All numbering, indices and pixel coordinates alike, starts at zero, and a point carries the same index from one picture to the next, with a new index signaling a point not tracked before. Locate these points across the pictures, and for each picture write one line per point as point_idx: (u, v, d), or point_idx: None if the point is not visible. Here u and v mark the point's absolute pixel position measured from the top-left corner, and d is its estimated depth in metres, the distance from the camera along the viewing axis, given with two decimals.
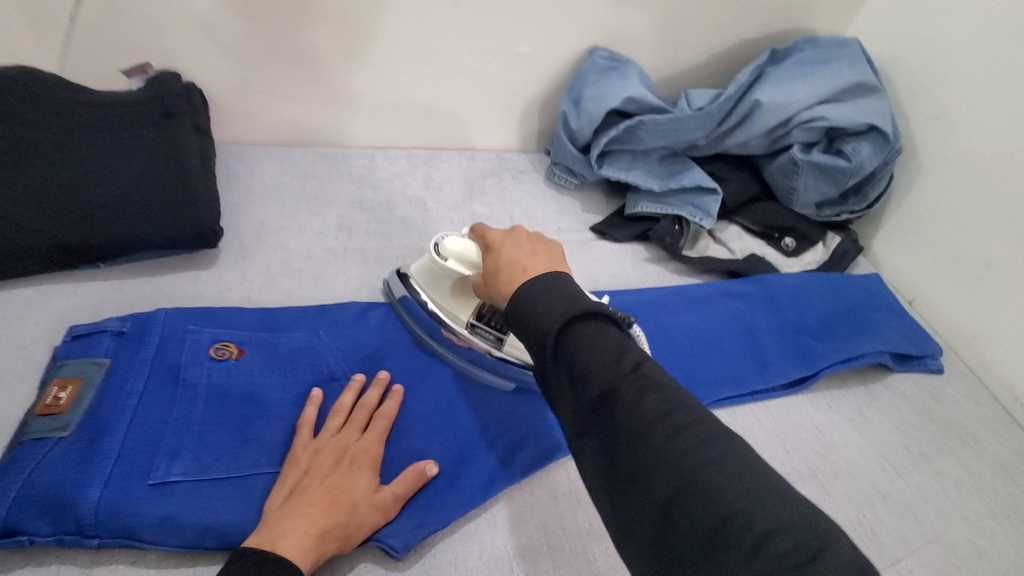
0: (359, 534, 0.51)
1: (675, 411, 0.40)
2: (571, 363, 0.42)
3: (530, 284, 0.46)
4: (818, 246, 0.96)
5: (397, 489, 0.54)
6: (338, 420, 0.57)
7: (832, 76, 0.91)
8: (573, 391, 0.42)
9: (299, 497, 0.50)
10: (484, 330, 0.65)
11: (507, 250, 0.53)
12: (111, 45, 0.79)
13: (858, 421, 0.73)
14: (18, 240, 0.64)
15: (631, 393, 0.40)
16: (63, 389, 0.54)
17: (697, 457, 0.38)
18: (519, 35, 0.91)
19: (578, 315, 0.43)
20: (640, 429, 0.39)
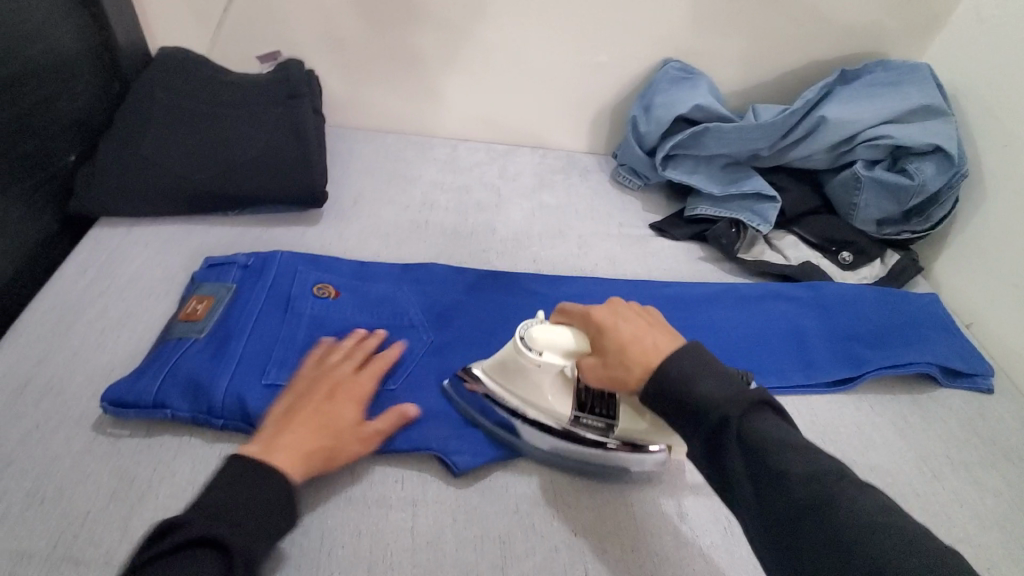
0: (342, 458, 0.56)
1: (870, 508, 0.41)
2: (751, 447, 0.45)
3: (690, 369, 0.48)
4: (876, 262, 0.97)
5: (381, 424, 0.59)
6: (338, 358, 0.62)
7: (900, 98, 0.94)
8: (761, 488, 0.44)
9: (293, 418, 0.55)
10: (589, 421, 0.60)
11: (625, 326, 0.53)
12: (253, 36, 0.94)
13: (899, 426, 0.77)
14: (170, 184, 0.77)
15: (833, 497, 0.42)
16: (200, 303, 0.67)
17: (887, 540, 0.39)
18: (599, 44, 0.99)
19: (756, 400, 0.46)
20: (851, 537, 0.40)
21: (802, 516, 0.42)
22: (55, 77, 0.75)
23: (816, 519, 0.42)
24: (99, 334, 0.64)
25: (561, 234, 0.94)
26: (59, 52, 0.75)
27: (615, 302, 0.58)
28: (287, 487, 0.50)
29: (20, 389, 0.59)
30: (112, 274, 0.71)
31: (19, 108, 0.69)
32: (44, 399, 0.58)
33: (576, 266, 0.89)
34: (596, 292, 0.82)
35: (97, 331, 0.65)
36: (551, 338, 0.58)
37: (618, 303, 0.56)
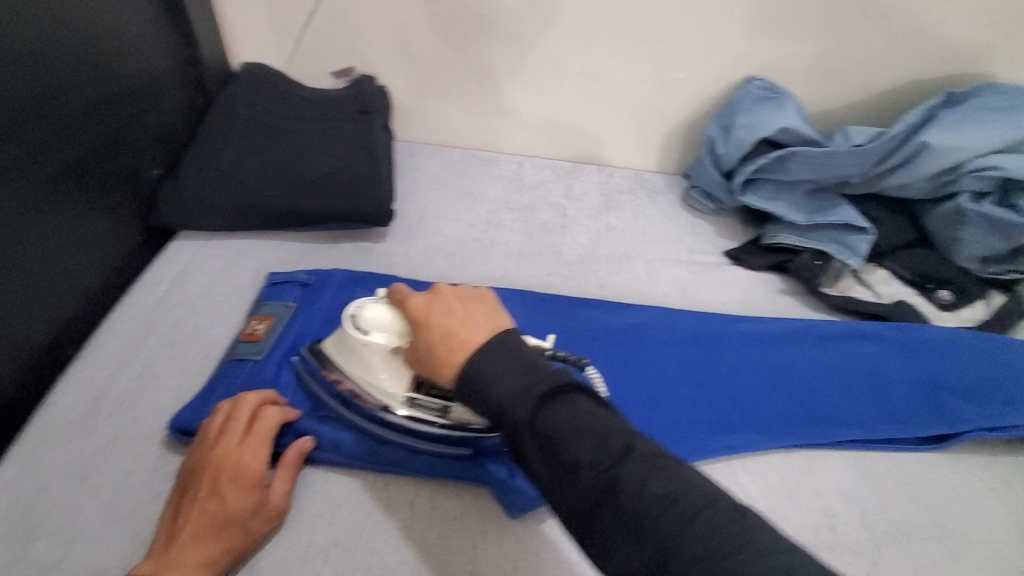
0: (257, 543, 0.51)
1: (659, 486, 0.38)
2: (550, 445, 0.40)
3: (483, 359, 0.44)
4: (978, 304, 0.87)
5: (284, 487, 0.54)
6: (215, 435, 0.54)
7: (1015, 124, 0.84)
8: (561, 484, 0.40)
9: (184, 524, 0.49)
10: (427, 402, 0.56)
11: (434, 320, 0.49)
12: (329, 52, 0.96)
13: (1005, 493, 0.68)
14: (246, 200, 0.79)
15: (616, 478, 0.38)
16: (260, 323, 0.67)
17: (672, 506, 0.37)
18: (675, 61, 0.95)
19: (551, 391, 0.42)
20: (629, 526, 0.37)
21: (607, 508, 0.38)
22: (146, 94, 0.78)
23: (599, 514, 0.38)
24: (174, 347, 0.66)
25: (628, 258, 0.90)
26: (150, 68, 0.79)
27: (437, 288, 0.53)
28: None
29: (100, 400, 0.61)
30: (188, 287, 0.73)
31: (113, 124, 0.72)
32: (122, 410, 0.60)
33: (644, 294, 0.85)
34: (663, 323, 0.78)
35: (172, 343, 0.66)
36: (381, 321, 0.56)
37: (439, 293, 0.52)
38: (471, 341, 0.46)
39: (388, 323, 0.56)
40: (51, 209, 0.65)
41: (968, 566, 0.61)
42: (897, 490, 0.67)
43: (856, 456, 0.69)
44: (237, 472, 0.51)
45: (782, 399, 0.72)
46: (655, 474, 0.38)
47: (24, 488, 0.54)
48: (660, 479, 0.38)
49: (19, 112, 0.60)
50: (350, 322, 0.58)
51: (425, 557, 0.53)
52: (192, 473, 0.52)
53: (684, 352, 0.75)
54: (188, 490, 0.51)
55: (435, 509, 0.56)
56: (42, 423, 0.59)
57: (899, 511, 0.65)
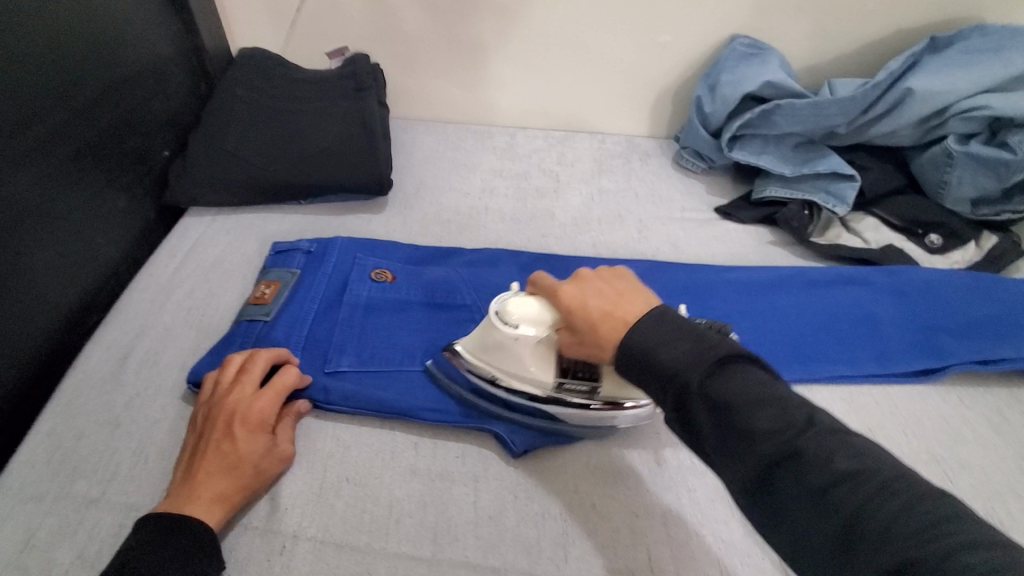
0: (264, 486, 0.55)
1: (839, 453, 0.36)
2: (721, 410, 0.40)
3: (641, 329, 0.45)
4: (969, 245, 0.89)
5: (288, 436, 0.57)
6: (230, 386, 0.57)
7: (1001, 64, 0.85)
8: (734, 453, 0.39)
9: (200, 463, 0.52)
10: (574, 384, 0.58)
11: (591, 304, 0.50)
12: (323, 33, 0.99)
13: (995, 421, 0.70)
14: (250, 176, 0.83)
15: (799, 448, 0.37)
16: (268, 287, 0.71)
17: (828, 472, 0.36)
18: (662, 23, 0.97)
19: (717, 359, 0.41)
20: (804, 491, 0.36)
21: (782, 473, 0.37)
22: (151, 78, 0.82)
23: (774, 481, 0.37)
24: (188, 312, 0.70)
25: (621, 218, 0.92)
26: (156, 54, 0.83)
27: (579, 273, 0.54)
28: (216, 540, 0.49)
29: (123, 360, 0.65)
30: (198, 258, 0.77)
31: (125, 107, 0.77)
32: (144, 368, 0.64)
33: (636, 250, 0.87)
34: (653, 276, 0.80)
35: (187, 308, 0.71)
36: (526, 310, 0.57)
37: (585, 278, 0.53)
38: (629, 317, 0.47)
39: (536, 312, 0.57)
40: (73, 185, 0.69)
41: (957, 487, 0.63)
42: (887, 420, 0.69)
43: (845, 390, 0.71)
44: (248, 416, 0.55)
45: (769, 342, 0.74)
46: (840, 444, 0.37)
47: (60, 437, 0.58)
48: (843, 449, 0.36)
49: (43, 94, 0.65)
50: (495, 314, 0.59)
51: (431, 489, 0.57)
52: (207, 419, 0.55)
53: (675, 302, 0.77)
54: (202, 434, 0.54)
55: (438, 449, 0.60)
56: (72, 382, 0.63)
57: (890, 439, 0.67)
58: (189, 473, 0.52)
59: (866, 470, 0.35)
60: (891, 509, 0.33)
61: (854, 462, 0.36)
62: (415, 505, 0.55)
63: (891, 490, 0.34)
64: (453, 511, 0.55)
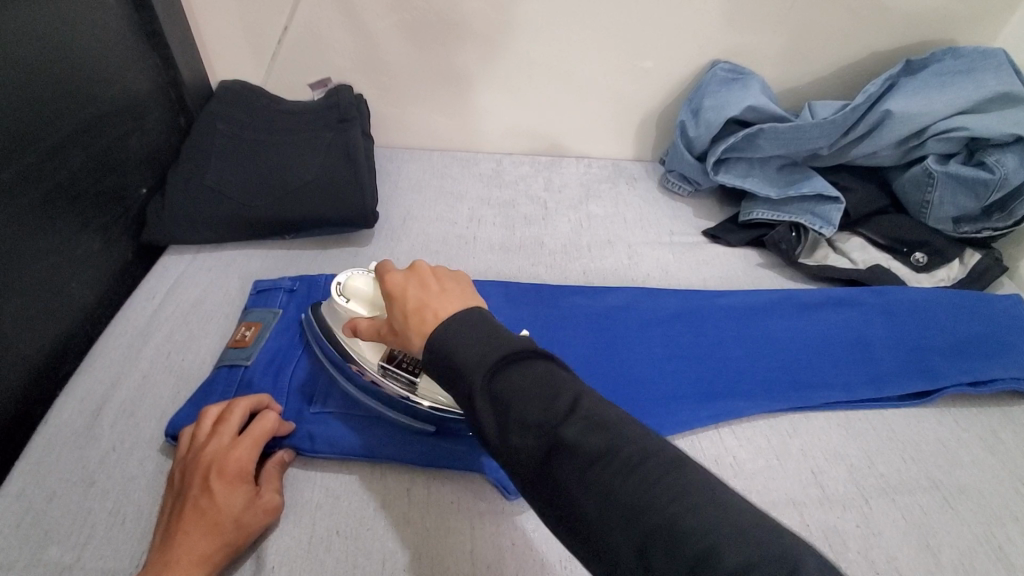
0: (251, 542, 0.52)
1: (594, 436, 0.38)
2: (504, 408, 0.40)
3: (448, 326, 0.44)
4: (953, 263, 0.90)
5: (273, 488, 0.55)
6: (206, 437, 0.55)
7: (973, 86, 0.87)
8: (509, 444, 0.39)
9: (176, 523, 0.49)
10: (396, 374, 0.59)
11: (410, 297, 0.49)
12: (306, 65, 0.98)
13: (990, 440, 0.70)
14: (231, 211, 0.81)
15: (561, 434, 0.38)
16: (248, 329, 0.68)
17: (658, 492, 0.35)
18: (644, 50, 0.98)
19: (503, 358, 0.41)
20: (579, 483, 0.37)
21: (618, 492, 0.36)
22: (129, 116, 0.80)
23: (550, 466, 0.38)
24: (167, 357, 0.67)
25: (610, 244, 0.92)
26: (133, 91, 0.81)
27: (417, 265, 0.53)
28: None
29: (99, 411, 0.62)
30: (177, 298, 0.74)
31: (101, 146, 0.75)
32: (120, 420, 0.61)
33: (627, 277, 0.87)
34: (643, 303, 0.80)
35: (165, 353, 0.68)
36: (366, 289, 0.59)
37: (417, 267, 0.52)
38: (440, 316, 0.46)
39: (371, 292, 0.59)
40: (45, 229, 0.67)
41: (959, 513, 0.63)
42: (884, 446, 0.68)
43: (841, 416, 0.71)
44: (225, 467, 0.52)
45: (765, 370, 0.73)
46: (592, 425, 0.38)
47: (30, 498, 0.55)
48: (597, 432, 0.38)
49: (15, 137, 0.63)
50: (339, 286, 0.62)
51: (423, 540, 0.54)
52: (184, 475, 0.53)
53: (668, 330, 0.77)
54: (180, 492, 0.52)
55: (431, 494, 0.58)
56: (42, 438, 0.60)
57: (888, 465, 0.66)
58: (168, 535, 0.49)
59: (624, 453, 0.37)
60: (653, 496, 0.35)
61: (610, 445, 0.37)
62: (408, 558, 0.53)
63: (657, 474, 0.36)
64: (448, 562, 0.53)
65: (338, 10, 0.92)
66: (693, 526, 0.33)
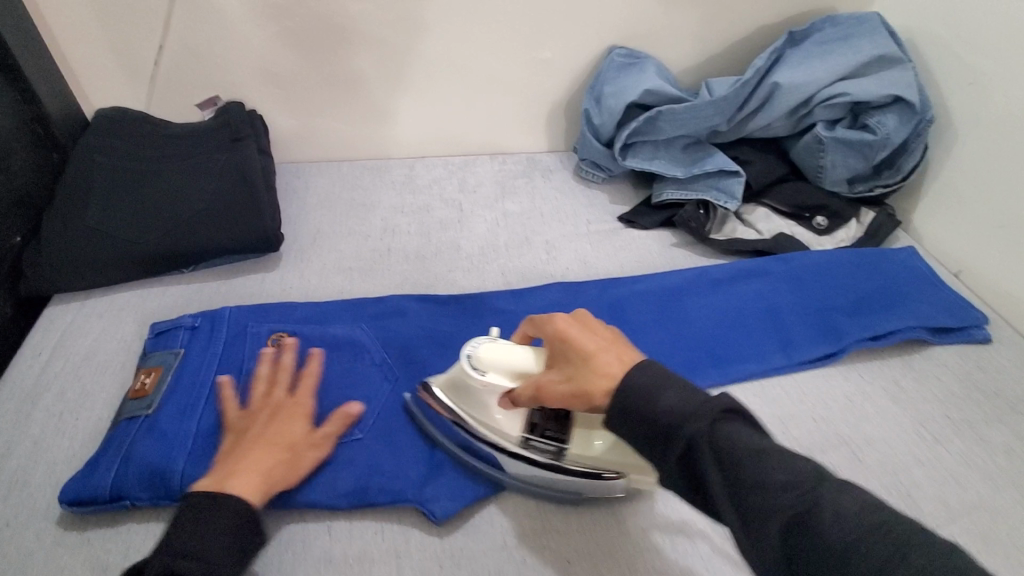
0: (302, 470, 0.56)
1: (851, 512, 0.38)
2: (720, 458, 0.41)
3: (643, 374, 0.46)
4: (851, 223, 0.95)
5: (330, 430, 0.59)
6: (263, 387, 0.61)
7: (852, 52, 0.91)
8: (745, 509, 0.40)
9: (253, 446, 0.55)
10: (541, 442, 0.59)
11: (584, 342, 0.51)
12: (189, 84, 0.92)
13: (894, 390, 0.75)
14: (119, 250, 0.75)
15: (816, 498, 0.39)
16: (148, 376, 0.63)
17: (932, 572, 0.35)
18: (543, 41, 0.97)
19: (722, 412, 0.42)
20: (827, 558, 0.37)
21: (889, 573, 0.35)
22: None
23: (792, 540, 0.38)
24: (57, 420, 0.62)
25: (527, 241, 0.92)
26: None
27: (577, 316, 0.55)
28: (258, 518, 0.51)
29: None
30: (66, 353, 0.69)
31: None
32: (8, 496, 0.56)
33: (546, 272, 0.87)
34: (568, 301, 0.81)
35: (55, 415, 0.63)
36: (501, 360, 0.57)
37: (581, 314, 0.55)
38: (628, 361, 0.49)
39: (505, 365, 0.56)
40: None
41: (868, 463, 0.66)
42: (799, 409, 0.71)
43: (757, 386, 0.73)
44: (292, 410, 0.59)
45: (680, 349, 0.75)
46: (838, 492, 0.39)
47: None
48: (852, 504, 0.38)
49: None
50: (469, 356, 0.58)
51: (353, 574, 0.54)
52: (254, 415, 0.58)
53: None
54: (256, 427, 0.57)
55: (355, 529, 0.58)
56: None
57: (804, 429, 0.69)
58: (239, 455, 0.54)
59: (883, 530, 0.37)
60: (921, 571, 0.35)
61: (869, 524, 0.37)
62: None
63: (921, 550, 0.36)
64: None
65: (215, 24, 0.87)
66: None
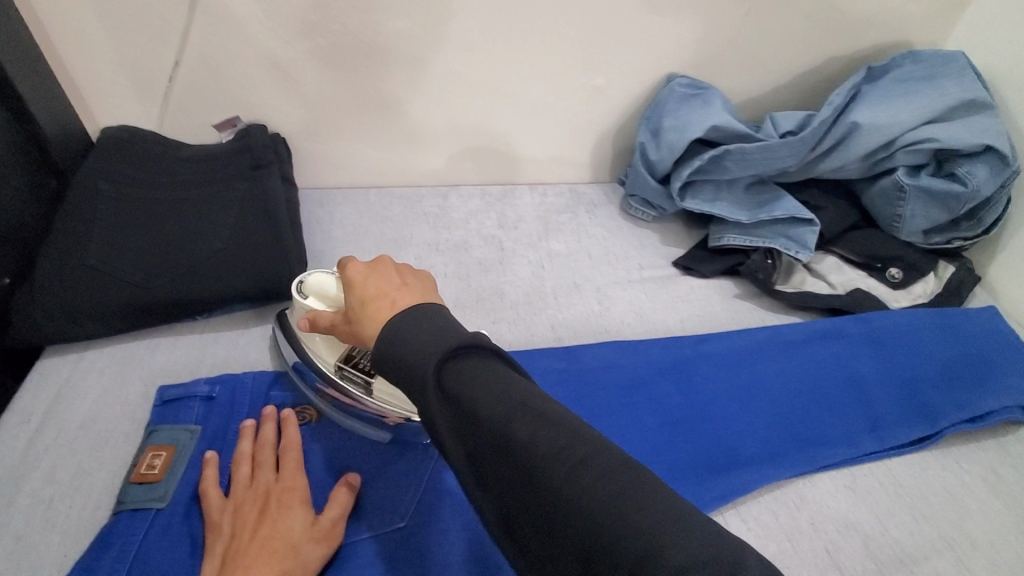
0: (312, 572, 0.48)
1: (553, 433, 0.34)
2: (453, 400, 0.37)
3: (402, 319, 0.40)
4: (929, 277, 0.87)
5: (334, 512, 0.51)
6: (245, 470, 0.53)
7: (938, 93, 0.83)
8: (470, 440, 0.36)
9: (239, 557, 0.46)
10: (353, 374, 0.59)
11: (371, 285, 0.47)
12: (205, 103, 0.83)
13: (994, 480, 0.67)
14: (121, 296, 0.66)
15: (511, 434, 0.34)
16: (157, 457, 0.55)
17: (598, 494, 0.32)
18: (594, 65, 0.89)
19: (451, 350, 0.38)
20: (520, 481, 0.34)
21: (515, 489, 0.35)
22: None
23: (495, 469, 0.36)
24: (46, 508, 0.53)
25: (577, 288, 0.83)
26: None
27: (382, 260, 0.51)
28: None
29: None
30: (59, 420, 0.60)
31: None
32: None
33: (600, 327, 0.79)
34: (624, 361, 0.72)
35: (45, 502, 0.53)
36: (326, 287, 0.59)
37: (382, 260, 0.50)
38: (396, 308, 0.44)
39: (326, 291, 0.59)
40: None
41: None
42: (893, 503, 0.63)
43: (843, 474, 0.66)
44: (284, 496, 0.51)
45: (758, 426, 0.67)
46: (549, 417, 0.35)
47: None
48: (560, 427, 0.34)
49: None
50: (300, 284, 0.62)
51: None
52: (236, 512, 0.50)
53: (655, 392, 0.69)
54: (239, 529, 0.49)
55: None
56: None
57: (901, 530, 0.61)
58: (226, 572, 0.46)
59: (580, 451, 0.33)
60: (560, 491, 0.32)
61: (564, 445, 0.34)
62: None
63: (605, 470, 0.33)
64: None
65: (236, 38, 0.77)
66: (643, 525, 0.30)
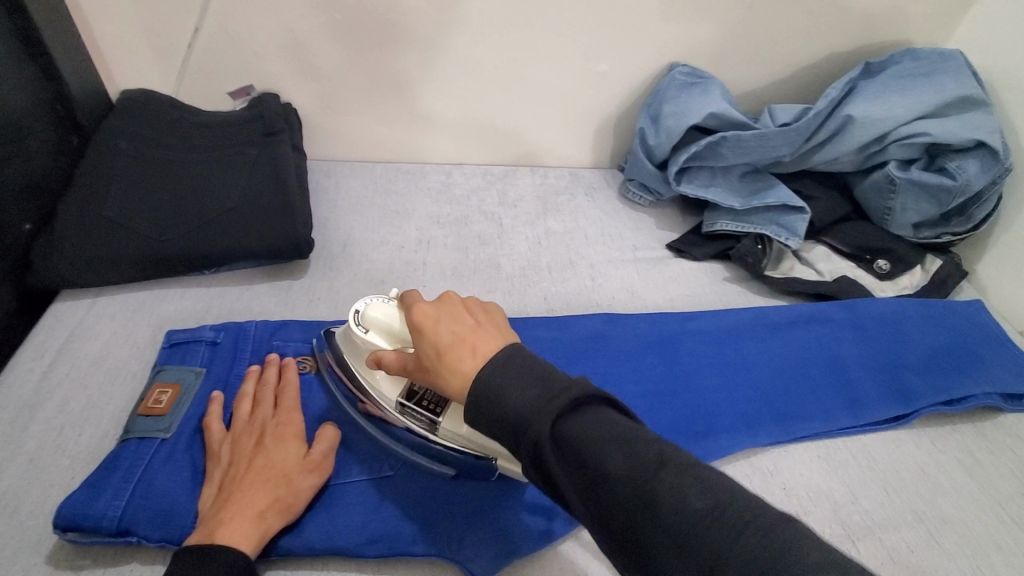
0: (302, 500, 0.51)
1: (689, 489, 0.36)
2: (580, 461, 0.37)
3: (495, 372, 0.41)
4: (915, 270, 0.89)
5: (324, 446, 0.55)
6: (246, 407, 0.57)
7: (933, 90, 0.85)
8: (602, 501, 0.37)
9: (236, 483, 0.50)
10: (415, 411, 0.55)
11: (443, 329, 0.47)
12: (221, 71, 0.86)
13: (966, 461, 0.69)
14: (135, 246, 0.69)
15: (655, 489, 0.36)
16: (163, 393, 0.58)
17: (752, 547, 0.33)
18: (600, 52, 0.91)
19: (564, 406, 0.39)
20: (664, 539, 0.35)
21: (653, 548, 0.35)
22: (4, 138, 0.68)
23: (631, 529, 0.36)
24: (57, 435, 0.56)
25: (571, 264, 0.86)
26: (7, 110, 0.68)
27: (446, 297, 0.50)
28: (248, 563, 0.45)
29: None
30: (71, 358, 0.63)
31: None
32: None
33: (591, 301, 0.81)
34: (612, 333, 0.74)
35: (55, 430, 0.57)
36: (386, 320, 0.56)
37: (447, 299, 0.49)
38: (480, 355, 0.44)
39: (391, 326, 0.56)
40: None
41: (945, 547, 0.61)
42: (866, 477, 0.66)
43: (818, 447, 0.68)
44: (279, 430, 0.54)
45: (739, 399, 0.70)
46: (679, 470, 0.37)
47: None
48: (692, 482, 0.36)
49: None
50: (357, 315, 0.58)
51: None
52: (234, 444, 0.53)
53: (640, 363, 0.72)
54: (237, 459, 0.52)
55: None
56: None
57: (871, 502, 0.63)
58: (224, 496, 0.49)
59: (722, 506, 0.35)
60: (714, 547, 0.34)
61: (705, 499, 0.35)
62: None
63: (754, 523, 0.34)
64: None
65: (254, 9, 0.81)
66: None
